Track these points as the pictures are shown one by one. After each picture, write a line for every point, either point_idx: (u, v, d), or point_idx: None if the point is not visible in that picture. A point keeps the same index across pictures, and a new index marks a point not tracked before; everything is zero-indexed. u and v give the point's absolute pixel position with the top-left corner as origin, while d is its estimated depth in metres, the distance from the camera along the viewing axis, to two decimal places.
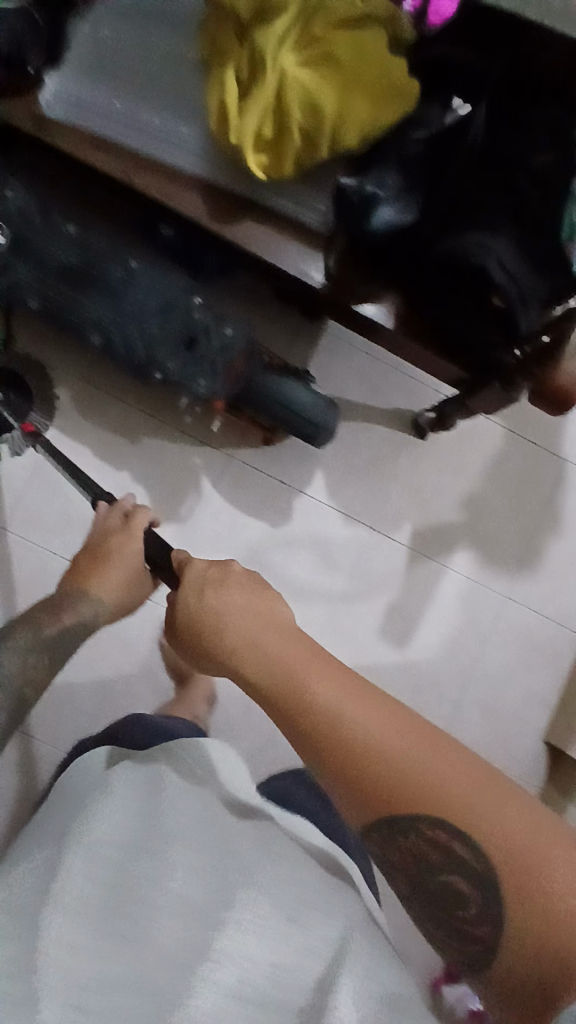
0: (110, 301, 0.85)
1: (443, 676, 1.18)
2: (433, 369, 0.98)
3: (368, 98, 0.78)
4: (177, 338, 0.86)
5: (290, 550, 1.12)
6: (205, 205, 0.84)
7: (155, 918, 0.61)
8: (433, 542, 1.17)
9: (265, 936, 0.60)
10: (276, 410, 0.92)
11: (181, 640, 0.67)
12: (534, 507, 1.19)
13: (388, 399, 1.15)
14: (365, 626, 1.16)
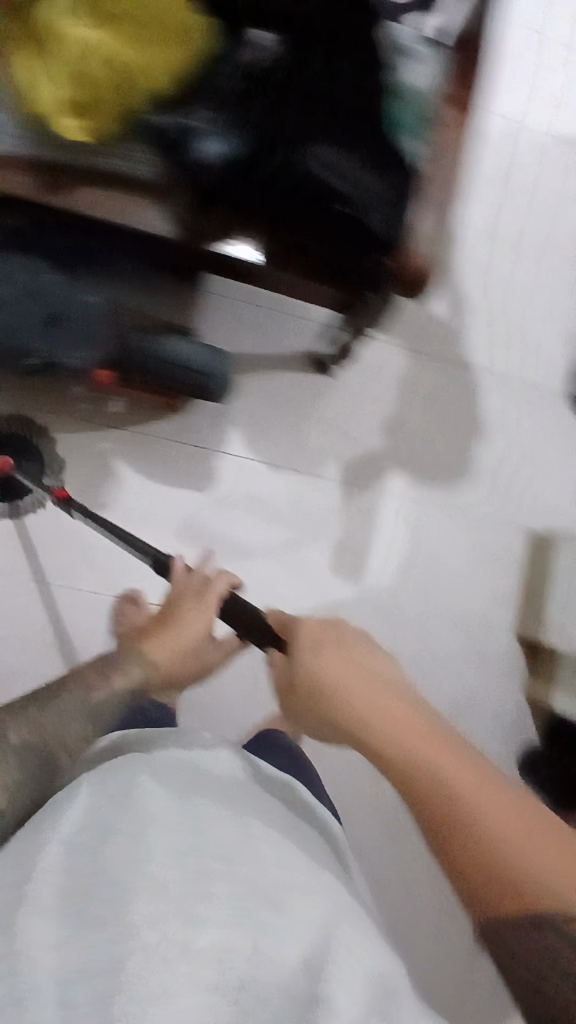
0: None
1: (403, 600, 1.20)
2: (312, 296, 0.95)
3: (165, 43, 0.76)
4: (38, 317, 0.87)
5: (226, 510, 1.15)
6: (32, 181, 0.77)
7: (134, 893, 0.49)
8: (363, 471, 1.20)
9: (244, 928, 0.48)
10: (159, 365, 0.95)
11: (295, 699, 0.79)
12: (452, 415, 1.24)
13: (281, 342, 1.18)
14: (315, 569, 1.17)
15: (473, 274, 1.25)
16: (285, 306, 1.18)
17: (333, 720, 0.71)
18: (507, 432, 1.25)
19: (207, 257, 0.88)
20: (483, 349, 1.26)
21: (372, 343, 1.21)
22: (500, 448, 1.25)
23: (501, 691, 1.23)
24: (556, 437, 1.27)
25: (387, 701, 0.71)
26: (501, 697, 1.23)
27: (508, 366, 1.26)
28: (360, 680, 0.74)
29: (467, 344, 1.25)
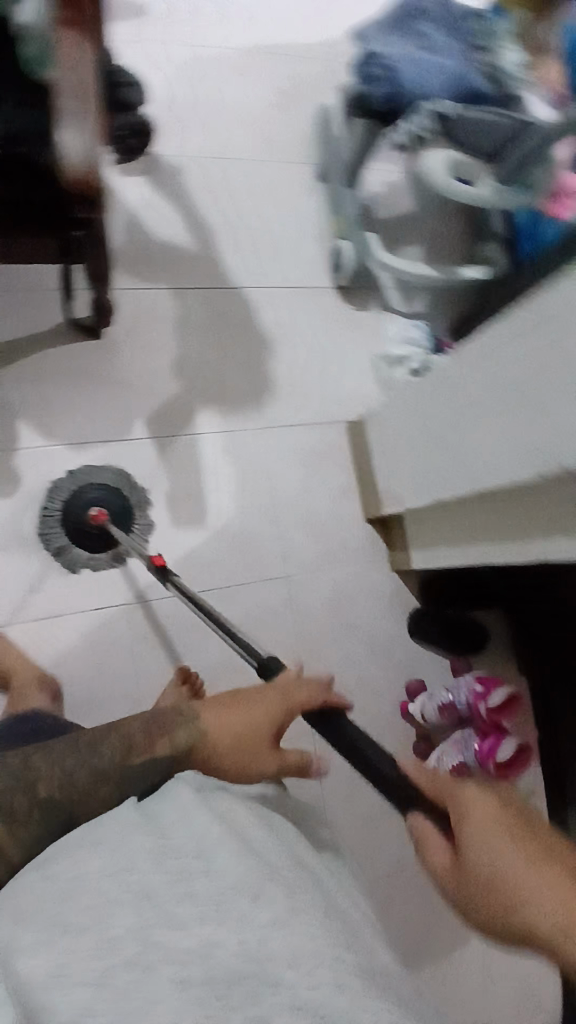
0: None
1: (254, 527, 1.22)
2: (36, 256, 0.95)
3: None
4: None
5: (44, 501, 1.12)
6: None
7: (112, 912, 0.47)
8: (171, 419, 1.21)
9: (230, 921, 0.47)
10: None
11: (453, 868, 0.52)
12: (236, 338, 1.28)
13: (42, 319, 1.17)
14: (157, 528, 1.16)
15: (206, 204, 1.31)
16: (34, 283, 1.17)
17: (490, 901, 0.49)
18: (292, 339, 1.31)
19: None
20: (243, 268, 1.30)
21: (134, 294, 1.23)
22: (291, 356, 1.30)
23: (374, 576, 1.27)
24: (337, 328, 1.33)
25: (558, 881, 0.48)
26: (377, 580, 1.27)
27: (272, 278, 1.32)
28: (495, 837, 0.51)
29: (226, 268, 1.30)
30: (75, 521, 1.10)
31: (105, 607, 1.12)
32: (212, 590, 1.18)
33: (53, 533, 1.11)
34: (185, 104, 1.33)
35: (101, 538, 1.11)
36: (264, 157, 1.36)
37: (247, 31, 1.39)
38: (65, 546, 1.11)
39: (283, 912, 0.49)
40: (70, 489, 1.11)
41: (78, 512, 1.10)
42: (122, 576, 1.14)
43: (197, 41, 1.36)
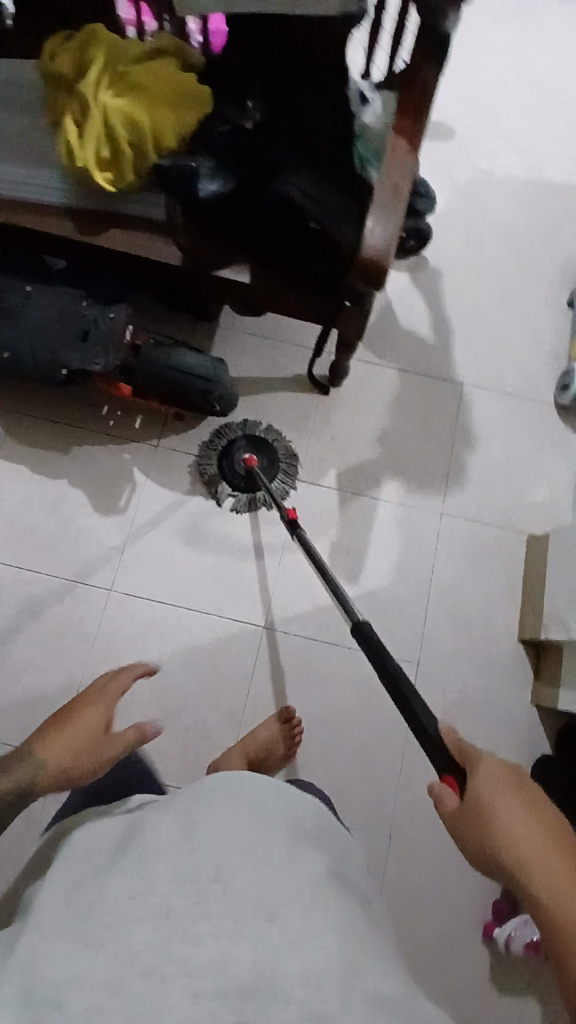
0: (13, 321, 1.06)
1: (401, 600, 1.23)
2: (305, 316, 1.12)
3: (172, 106, 0.97)
4: (73, 336, 1.07)
5: (228, 514, 1.25)
6: (74, 225, 1.03)
7: (133, 925, 0.55)
8: (358, 477, 1.29)
9: (244, 937, 0.54)
10: (177, 377, 1.12)
11: (470, 818, 0.61)
12: (442, 426, 1.34)
13: (284, 368, 1.34)
14: (281, 488, 1.26)
15: (453, 304, 1.42)
16: (288, 337, 1.36)
17: (489, 840, 0.60)
18: (495, 440, 1.33)
19: (213, 283, 1.07)
20: (469, 366, 1.38)
21: (365, 365, 1.36)
22: (490, 455, 1.32)
23: (507, 698, 1.19)
24: (544, 442, 1.34)
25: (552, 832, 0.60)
26: (510, 705, 1.19)
27: (494, 382, 1.37)
28: (517, 797, 0.61)
29: (454, 361, 1.38)
30: (230, 465, 1.23)
31: (244, 621, 1.21)
32: (341, 644, 1.21)
33: (212, 475, 1.25)
34: (462, 218, 1.47)
35: (247, 481, 1.23)
36: (519, 275, 1.45)
37: (538, 168, 1.52)
38: (216, 489, 1.24)
39: (298, 936, 0.55)
40: (229, 443, 1.25)
41: (235, 461, 1.23)
42: (268, 601, 1.22)
43: (489, 169, 1.51)
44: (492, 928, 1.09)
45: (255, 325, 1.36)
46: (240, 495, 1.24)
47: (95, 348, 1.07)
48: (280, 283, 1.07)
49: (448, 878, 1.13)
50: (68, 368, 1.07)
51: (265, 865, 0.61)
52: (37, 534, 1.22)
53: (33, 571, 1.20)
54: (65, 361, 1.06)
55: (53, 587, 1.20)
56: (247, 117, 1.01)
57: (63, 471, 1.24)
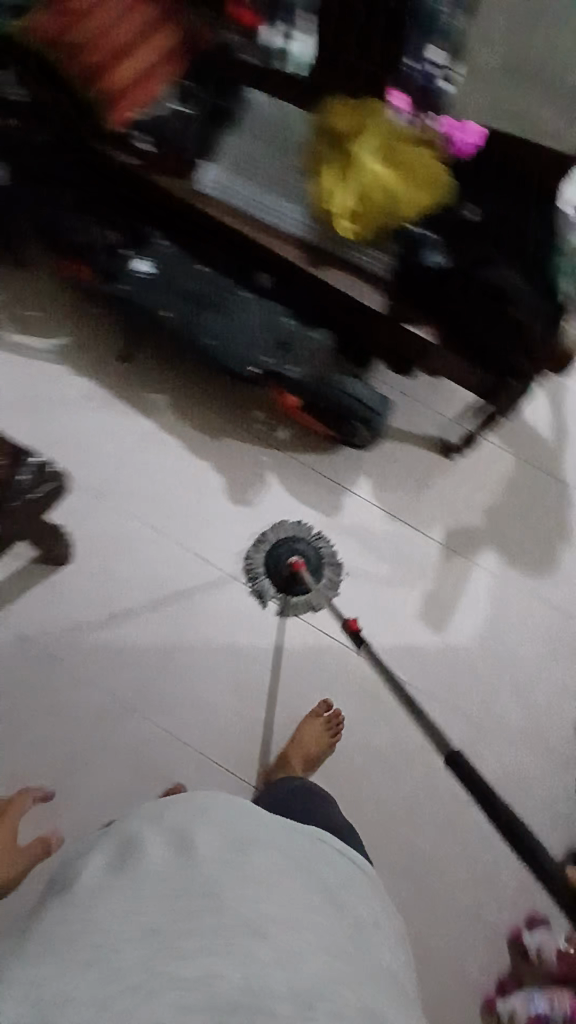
0: (223, 315, 1.26)
1: (476, 661, 1.31)
2: (460, 381, 1.25)
3: (420, 187, 1.15)
4: (273, 342, 1.24)
5: (341, 536, 1.36)
6: (301, 252, 1.22)
7: (122, 945, 0.60)
8: (464, 540, 1.39)
9: (235, 958, 0.60)
10: (346, 403, 1.25)
11: None
12: (547, 518, 1.43)
13: (419, 424, 1.46)
14: (324, 577, 1.31)
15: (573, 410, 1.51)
16: (429, 399, 1.47)
17: None
18: None
19: (397, 336, 1.22)
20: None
21: (491, 443, 1.47)
22: None
23: (550, 782, 1.25)
24: None
25: None
26: (550, 790, 1.25)
27: None
28: None
29: (566, 466, 1.48)
30: (276, 564, 1.30)
31: (327, 638, 1.29)
32: (412, 686, 1.28)
33: (258, 573, 1.30)
34: None
35: (289, 582, 1.29)
36: None
37: None
38: (262, 586, 1.30)
39: (284, 954, 0.61)
40: (282, 541, 1.31)
41: (281, 563, 1.30)
42: (354, 625, 1.31)
43: None
44: (495, 1003, 1.11)
45: (401, 380, 1.49)
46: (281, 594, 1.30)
47: (292, 355, 1.23)
48: (458, 354, 1.19)
49: (462, 940, 1.15)
50: (259, 367, 1.24)
51: (252, 884, 0.68)
52: (167, 501, 1.34)
53: (154, 535, 1.32)
54: (254, 361, 1.24)
55: (171, 553, 1.31)
56: (472, 213, 1.16)
57: (208, 454, 1.38)
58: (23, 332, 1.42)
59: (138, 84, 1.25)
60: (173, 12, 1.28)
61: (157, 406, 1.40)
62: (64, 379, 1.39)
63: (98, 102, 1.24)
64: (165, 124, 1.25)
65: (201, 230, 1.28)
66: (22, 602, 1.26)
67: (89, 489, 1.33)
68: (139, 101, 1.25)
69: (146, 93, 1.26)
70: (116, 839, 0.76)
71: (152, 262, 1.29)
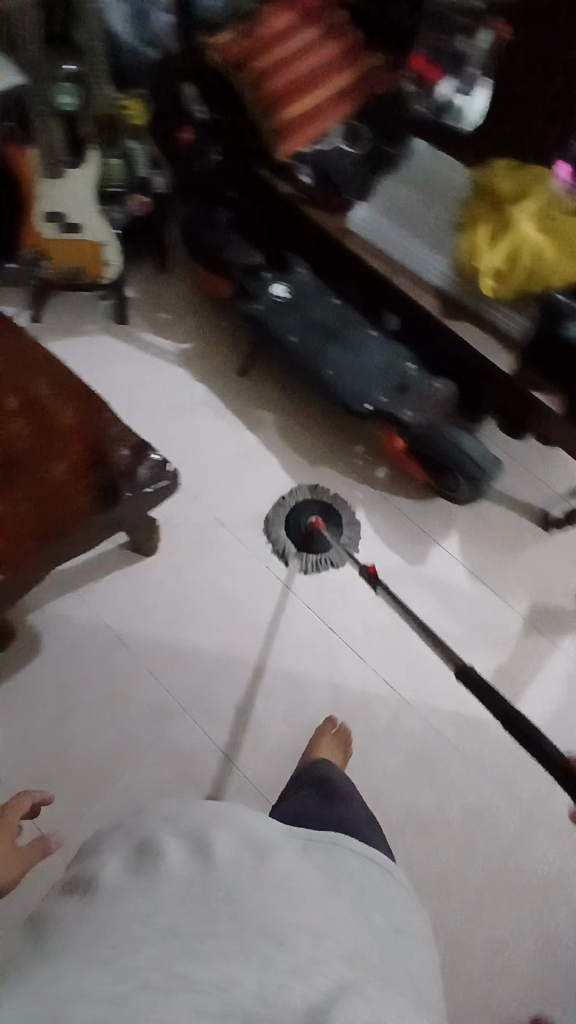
0: (347, 349, 1.28)
1: (538, 747, 1.24)
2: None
3: (572, 257, 1.13)
4: (392, 385, 1.25)
5: (420, 584, 1.33)
6: (437, 303, 1.25)
7: (138, 944, 0.49)
8: (548, 618, 1.33)
9: (252, 963, 0.49)
10: (456, 457, 1.22)
11: None
12: None
13: (522, 491, 1.43)
14: (343, 531, 1.34)
15: None
16: (537, 468, 1.45)
17: None
18: None
19: (522, 398, 1.21)
20: None
21: None
22: None
23: None
24: None
25: None
26: None
27: None
28: None
29: None
30: (297, 527, 1.34)
31: (387, 685, 1.26)
32: (464, 756, 1.23)
33: (281, 535, 1.34)
34: None
35: (307, 541, 1.33)
36: None
37: None
38: (285, 547, 1.33)
39: (307, 963, 0.50)
40: (304, 502, 1.36)
41: (301, 524, 1.34)
42: (418, 679, 1.27)
43: None
44: None
45: (511, 444, 1.47)
46: (302, 555, 1.33)
47: (408, 400, 1.23)
48: None
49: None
50: (374, 405, 1.24)
51: (279, 889, 0.55)
52: (257, 515, 1.37)
53: (238, 545, 1.34)
54: (371, 399, 1.24)
55: (250, 567, 1.33)
56: None
57: (304, 478, 1.39)
58: (154, 332, 1.49)
59: (307, 118, 1.27)
60: (357, 54, 1.30)
61: (263, 423, 1.43)
62: (184, 383, 1.45)
63: (269, 130, 1.27)
64: (328, 158, 1.28)
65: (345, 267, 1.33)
66: (102, 586, 1.31)
67: (185, 491, 1.37)
68: (306, 133, 1.27)
69: (315, 128, 1.28)
70: (132, 838, 0.65)
71: (289, 286, 1.33)
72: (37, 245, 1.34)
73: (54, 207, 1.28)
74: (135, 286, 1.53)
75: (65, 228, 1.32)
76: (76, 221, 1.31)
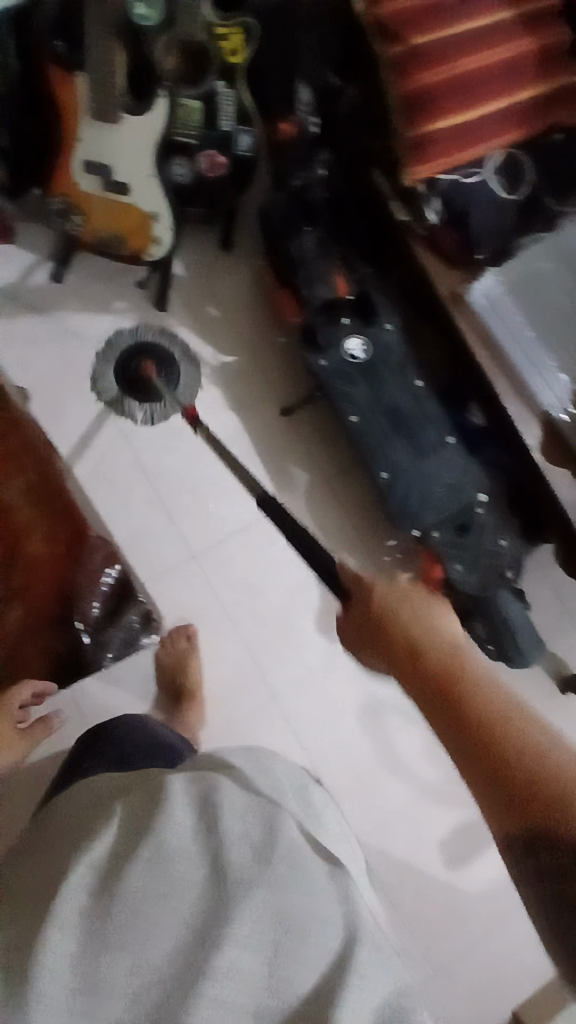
0: (413, 453, 1.04)
1: (473, 918, 1.16)
2: None
3: None
4: (451, 518, 1.03)
5: (407, 720, 1.21)
6: (539, 438, 1.00)
7: (154, 930, 0.46)
8: None
9: (264, 953, 0.46)
10: (500, 626, 1.02)
11: None
12: None
13: (552, 642, 1.27)
14: (182, 383, 1.18)
15: None
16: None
17: None
18: None
19: None
20: None
21: None
22: None
23: None
24: None
25: None
26: None
27: None
28: None
29: None
30: (129, 372, 1.17)
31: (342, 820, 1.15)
32: (396, 914, 1.14)
33: (107, 382, 1.17)
34: None
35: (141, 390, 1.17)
36: None
37: None
38: (107, 392, 1.17)
39: (316, 949, 0.47)
40: (136, 341, 1.18)
41: (131, 367, 1.17)
42: (376, 819, 1.17)
43: None
44: None
45: (560, 584, 1.28)
46: (127, 399, 1.17)
47: (464, 549, 1.02)
48: None
49: None
50: (421, 532, 1.04)
51: (289, 874, 0.50)
52: (257, 588, 1.18)
53: (224, 624, 1.15)
54: (420, 525, 1.03)
55: (230, 655, 1.15)
56: None
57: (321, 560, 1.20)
58: (196, 331, 1.21)
59: (457, 138, 0.95)
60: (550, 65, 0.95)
61: (293, 484, 1.20)
62: (216, 407, 1.20)
63: (403, 141, 0.95)
64: (468, 200, 0.97)
65: (448, 343, 1.08)
66: None
67: (182, 545, 1.16)
68: (448, 156, 0.95)
69: (464, 153, 0.96)
70: None
71: (369, 348, 1.05)
72: (72, 196, 1.05)
73: (100, 155, 1.01)
74: (185, 263, 1.22)
75: (109, 184, 1.03)
76: (125, 179, 1.03)
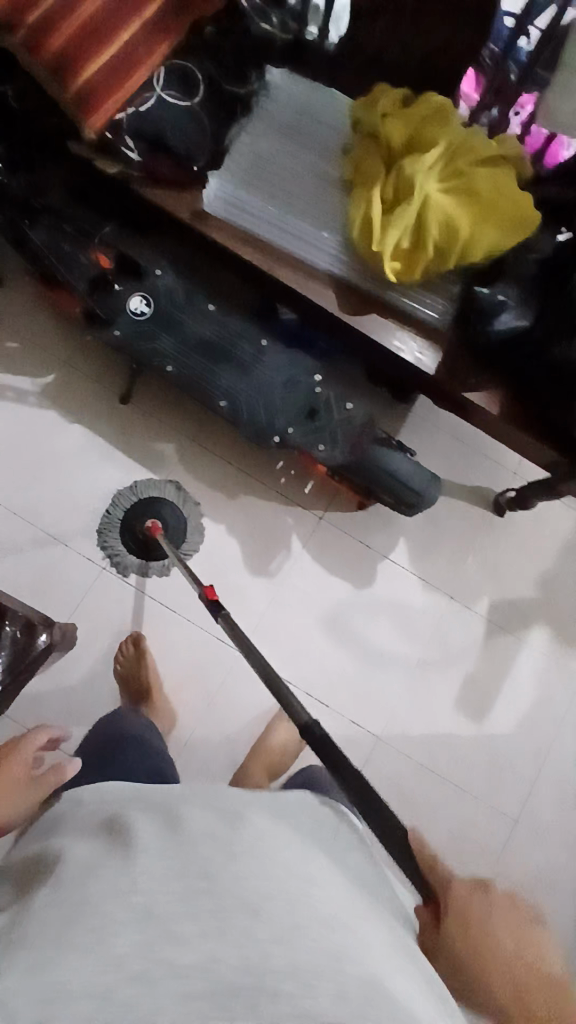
0: (241, 375, 1.05)
1: (516, 757, 1.18)
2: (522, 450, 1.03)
3: (497, 224, 0.90)
4: (299, 409, 1.04)
5: (372, 614, 1.21)
6: (336, 298, 1.01)
7: (113, 920, 0.43)
8: (510, 615, 1.24)
9: (230, 936, 0.42)
10: (385, 479, 1.05)
11: None
12: None
13: (468, 477, 1.28)
14: (188, 534, 1.18)
15: None
16: (481, 449, 1.29)
17: None
18: None
19: (457, 407, 1.04)
20: None
21: (547, 504, 1.28)
22: None
23: None
24: None
25: None
26: None
27: None
28: None
29: None
30: (145, 538, 1.15)
31: (361, 729, 1.16)
32: (445, 783, 1.16)
33: (117, 549, 1.16)
34: None
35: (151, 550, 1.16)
36: None
37: None
38: (125, 563, 1.16)
39: (288, 928, 0.44)
40: (136, 505, 1.17)
41: (136, 531, 1.16)
42: (387, 711, 1.18)
43: None
44: None
45: (449, 422, 1.29)
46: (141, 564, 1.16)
47: (319, 430, 1.04)
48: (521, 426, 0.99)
49: None
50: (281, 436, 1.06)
51: (250, 856, 0.51)
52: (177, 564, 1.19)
53: (162, 609, 1.16)
54: (278, 429, 1.05)
55: (184, 635, 1.16)
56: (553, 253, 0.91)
57: (225, 513, 1.21)
58: (5, 371, 1.22)
59: (112, 74, 0.94)
60: None
61: (165, 459, 1.21)
62: (59, 427, 1.20)
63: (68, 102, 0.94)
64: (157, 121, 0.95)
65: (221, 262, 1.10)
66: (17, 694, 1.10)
67: (88, 563, 1.16)
68: (115, 94, 0.94)
69: (127, 87, 0.95)
70: None
71: (149, 298, 1.05)
72: None
73: None
74: None
75: None
76: None
